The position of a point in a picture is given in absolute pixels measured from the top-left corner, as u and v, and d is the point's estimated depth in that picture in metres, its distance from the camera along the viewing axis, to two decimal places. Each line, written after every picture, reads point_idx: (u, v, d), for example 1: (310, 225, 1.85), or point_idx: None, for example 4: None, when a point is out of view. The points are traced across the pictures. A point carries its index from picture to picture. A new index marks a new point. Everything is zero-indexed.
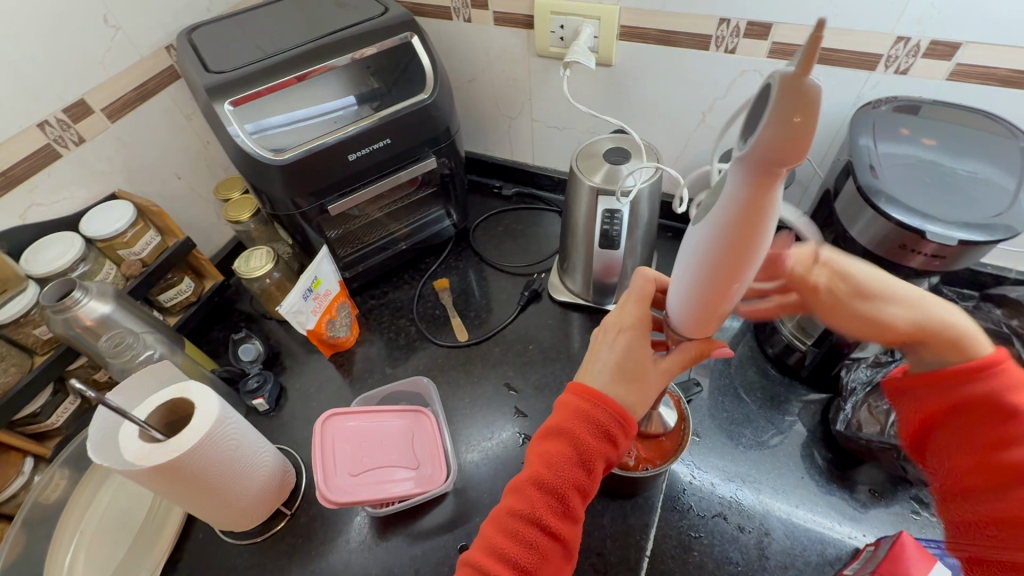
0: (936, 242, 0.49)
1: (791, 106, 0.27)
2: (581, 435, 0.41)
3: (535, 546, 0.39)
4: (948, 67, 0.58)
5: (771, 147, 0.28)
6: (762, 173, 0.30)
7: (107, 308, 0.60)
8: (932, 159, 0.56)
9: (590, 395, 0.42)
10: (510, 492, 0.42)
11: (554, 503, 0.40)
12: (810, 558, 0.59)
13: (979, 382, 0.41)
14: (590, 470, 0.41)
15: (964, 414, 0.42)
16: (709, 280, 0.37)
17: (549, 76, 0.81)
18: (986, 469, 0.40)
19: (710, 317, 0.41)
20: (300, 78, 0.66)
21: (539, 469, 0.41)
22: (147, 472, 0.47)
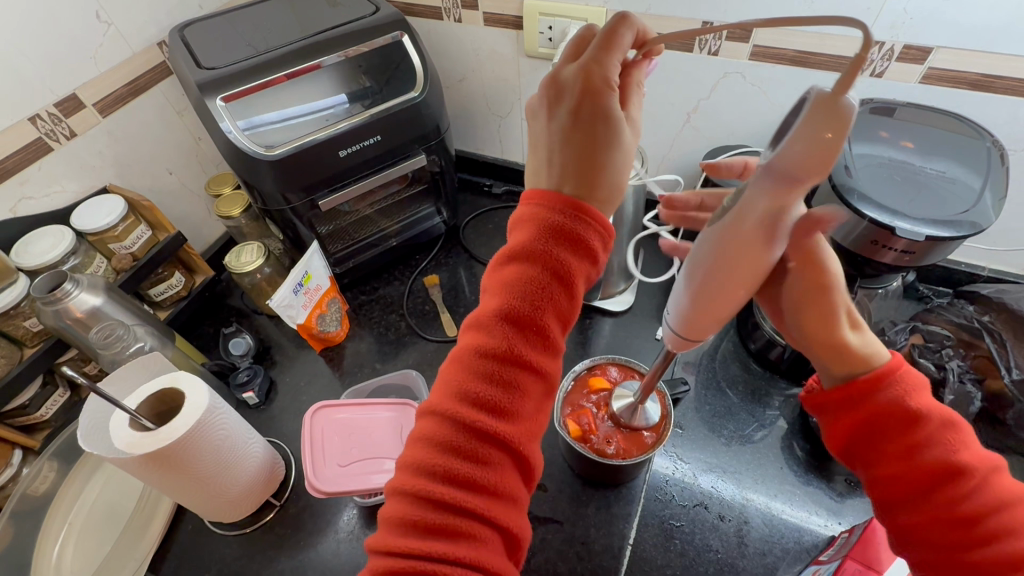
0: (905, 237, 0.51)
1: (829, 119, 0.29)
2: (543, 245, 0.37)
3: (506, 381, 0.35)
4: (920, 70, 0.60)
5: (805, 159, 0.30)
6: (790, 179, 0.32)
7: (98, 300, 0.61)
8: (903, 160, 0.58)
9: (550, 203, 0.38)
10: (471, 332, 0.38)
11: (526, 332, 0.36)
12: (787, 545, 0.61)
13: (887, 386, 0.38)
14: (563, 291, 0.37)
15: (873, 421, 0.39)
16: (718, 290, 0.37)
17: (539, 76, 0.82)
18: (913, 475, 0.37)
19: (710, 326, 0.40)
20: (290, 75, 0.67)
21: (505, 297, 0.37)
22: (138, 460, 0.48)
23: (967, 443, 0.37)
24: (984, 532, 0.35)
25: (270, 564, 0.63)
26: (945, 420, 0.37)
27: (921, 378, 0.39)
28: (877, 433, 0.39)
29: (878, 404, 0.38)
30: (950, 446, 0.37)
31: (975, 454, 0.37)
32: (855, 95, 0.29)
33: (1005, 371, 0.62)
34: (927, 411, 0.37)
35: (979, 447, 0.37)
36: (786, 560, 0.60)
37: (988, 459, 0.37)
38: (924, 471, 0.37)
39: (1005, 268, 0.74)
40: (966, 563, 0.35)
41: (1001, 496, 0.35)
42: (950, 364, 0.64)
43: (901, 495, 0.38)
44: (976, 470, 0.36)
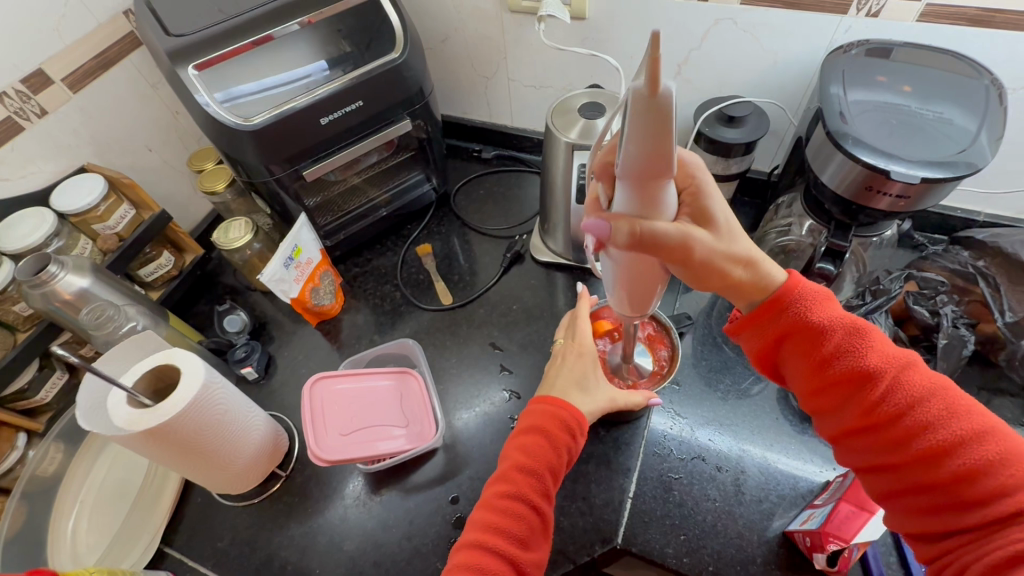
0: (901, 181, 0.51)
1: (650, 118, 0.31)
2: (552, 430, 0.53)
3: (520, 515, 0.48)
4: (918, 7, 0.58)
5: (644, 154, 0.33)
6: (642, 178, 0.35)
7: (85, 282, 0.60)
8: (900, 102, 0.56)
9: (553, 400, 0.56)
10: (495, 482, 0.51)
11: (535, 483, 0.50)
12: (783, 492, 0.62)
13: (792, 310, 0.44)
14: (559, 453, 0.52)
15: (791, 343, 0.45)
16: (638, 275, 0.43)
17: (524, 32, 0.79)
18: (829, 383, 0.43)
19: (648, 300, 0.47)
20: (256, 43, 0.64)
21: (520, 458, 0.51)
22: (138, 436, 0.48)
23: (874, 346, 0.42)
24: (900, 422, 0.40)
25: (281, 531, 0.64)
26: (849, 330, 0.43)
27: (823, 294, 0.44)
28: (796, 352, 0.45)
29: (785, 329, 0.45)
30: (858, 352, 0.42)
31: (883, 355, 0.42)
32: (669, 85, 0.30)
33: (999, 315, 0.62)
34: (832, 327, 0.43)
35: (886, 348, 0.42)
36: (782, 506, 0.61)
37: (897, 357, 0.42)
38: (839, 378, 0.43)
39: (1000, 213, 0.73)
40: (890, 451, 0.40)
41: (910, 390, 0.40)
42: (944, 310, 0.64)
43: (826, 402, 0.44)
44: (884, 371, 0.41)
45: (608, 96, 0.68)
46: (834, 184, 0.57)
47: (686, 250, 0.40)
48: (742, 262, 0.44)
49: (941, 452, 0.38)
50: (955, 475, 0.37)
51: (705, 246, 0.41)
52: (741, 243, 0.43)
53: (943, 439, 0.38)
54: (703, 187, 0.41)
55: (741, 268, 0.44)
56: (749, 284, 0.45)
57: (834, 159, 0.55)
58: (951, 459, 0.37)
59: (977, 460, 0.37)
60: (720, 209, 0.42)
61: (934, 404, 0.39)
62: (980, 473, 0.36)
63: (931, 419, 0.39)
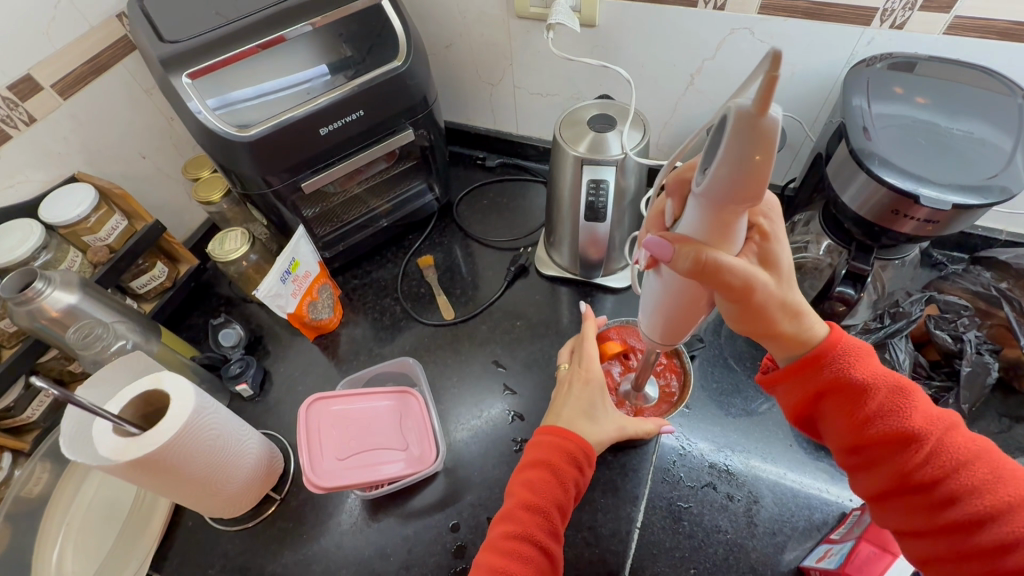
0: (929, 206, 0.48)
1: (744, 144, 0.29)
2: (559, 464, 0.51)
3: (527, 557, 0.46)
4: (946, 20, 0.55)
5: (733, 184, 0.31)
6: (722, 206, 0.33)
7: (73, 298, 0.58)
8: (927, 119, 0.53)
9: (558, 431, 0.53)
10: (499, 521, 0.49)
11: (542, 521, 0.48)
12: (797, 523, 0.59)
13: (832, 366, 0.41)
14: (566, 488, 0.50)
15: (827, 399, 0.42)
16: (681, 301, 0.41)
17: (531, 38, 0.77)
18: (866, 442, 0.40)
19: (678, 327, 0.45)
20: (263, 46, 0.61)
21: (525, 494, 0.49)
22: (124, 467, 0.46)
23: (916, 407, 0.39)
24: (940, 487, 0.37)
25: (274, 558, 0.61)
26: (891, 389, 0.40)
27: (866, 349, 0.42)
28: (832, 409, 0.42)
29: (822, 384, 0.42)
30: (898, 412, 0.39)
31: (926, 415, 0.39)
32: (776, 112, 0.28)
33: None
34: (872, 384, 0.40)
35: (930, 408, 0.39)
36: (796, 539, 0.59)
37: (941, 417, 0.39)
38: (877, 438, 0.39)
39: None
40: (929, 518, 0.37)
41: (954, 454, 0.37)
42: (966, 336, 0.61)
43: (863, 462, 0.41)
44: (927, 433, 0.38)
45: (619, 108, 0.65)
46: (856, 205, 0.54)
47: (743, 289, 0.38)
48: (791, 313, 0.41)
49: (986, 522, 0.35)
50: (998, 548, 0.34)
51: (763, 291, 0.39)
52: (796, 293, 0.40)
53: (987, 508, 0.35)
54: (774, 232, 0.39)
55: (789, 318, 0.41)
56: (793, 337, 0.42)
57: (857, 179, 0.53)
58: (994, 530, 0.34)
59: None
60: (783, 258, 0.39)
61: (979, 470, 0.36)
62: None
63: (974, 485, 0.36)
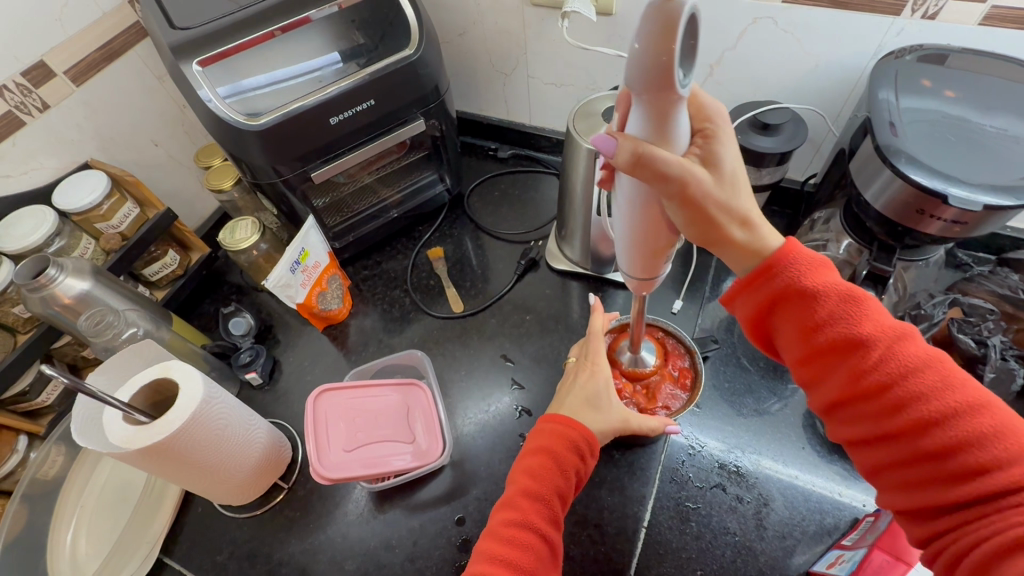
0: (957, 207, 0.46)
1: (656, 31, 0.29)
2: (560, 451, 0.50)
3: (526, 545, 0.45)
4: (981, 10, 0.53)
5: (653, 68, 0.30)
6: (649, 95, 0.32)
7: (85, 285, 0.58)
8: (958, 114, 0.51)
9: (561, 419, 0.52)
10: (500, 509, 0.48)
11: (542, 508, 0.47)
12: (807, 527, 0.58)
13: (782, 276, 0.39)
14: (567, 477, 0.49)
15: (781, 307, 0.40)
16: (641, 217, 0.40)
17: (547, 27, 0.75)
18: (817, 353, 0.39)
19: (651, 255, 0.43)
20: (281, 31, 0.61)
21: (526, 482, 0.49)
22: (134, 454, 0.47)
23: (869, 315, 0.37)
24: (888, 394, 0.36)
25: (282, 546, 0.62)
26: (843, 297, 0.38)
27: (817, 258, 0.39)
28: (785, 318, 0.40)
29: (773, 295, 0.40)
30: (850, 320, 0.38)
31: (879, 323, 0.37)
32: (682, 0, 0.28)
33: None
34: (824, 292, 0.38)
35: (883, 316, 0.37)
36: (806, 543, 0.58)
37: (894, 326, 0.37)
38: (827, 348, 0.38)
39: None
40: (874, 425, 0.36)
41: (903, 362, 0.36)
42: (991, 341, 0.59)
43: (814, 373, 0.39)
44: (878, 340, 0.36)
45: None
46: (880, 204, 0.52)
47: (684, 189, 0.36)
48: (739, 220, 0.39)
49: (931, 426, 0.34)
50: (944, 450, 0.33)
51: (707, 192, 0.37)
52: (746, 197, 0.39)
53: (934, 412, 0.34)
54: (719, 132, 0.38)
55: (737, 226, 0.39)
56: (744, 246, 0.40)
57: (881, 177, 0.51)
58: (940, 433, 0.34)
59: (973, 436, 0.33)
60: (730, 161, 0.38)
61: (928, 377, 0.35)
62: (970, 448, 0.33)
63: (922, 391, 0.35)
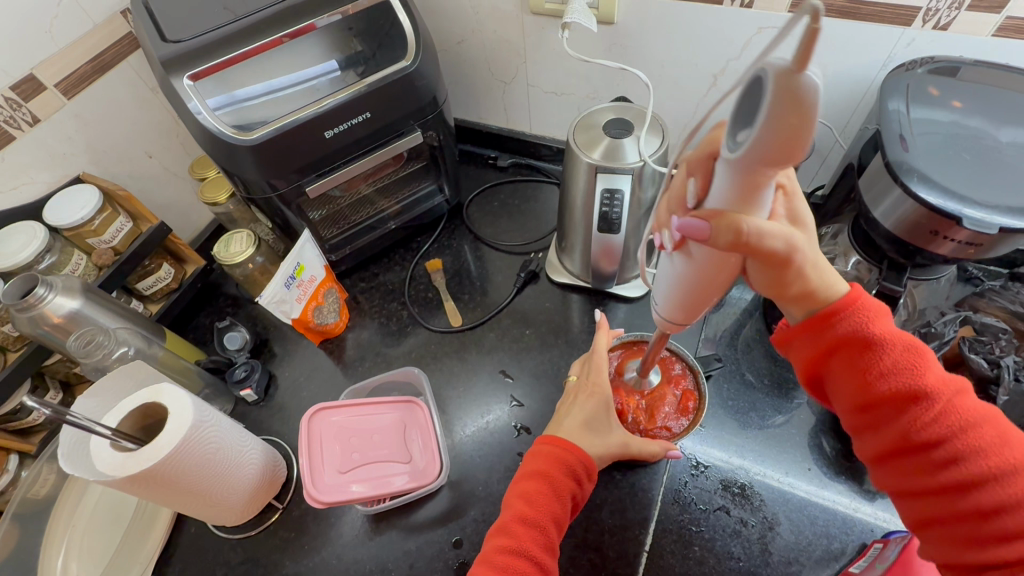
0: (972, 229, 0.44)
1: (785, 109, 0.23)
2: (556, 475, 0.49)
3: (522, 573, 0.44)
4: (995, 20, 0.51)
5: (774, 150, 0.26)
6: (758, 171, 0.28)
7: (75, 304, 0.57)
8: (972, 128, 0.49)
9: (558, 441, 0.51)
10: (495, 534, 0.47)
11: (538, 536, 0.46)
12: (814, 553, 0.57)
13: (845, 323, 0.39)
14: (563, 502, 0.48)
15: (838, 355, 0.40)
16: (711, 278, 0.37)
17: (547, 36, 0.73)
18: (874, 401, 0.39)
19: (702, 306, 0.40)
20: (289, 36, 0.60)
21: (522, 507, 0.47)
22: (122, 482, 0.45)
23: (930, 368, 0.38)
24: (942, 448, 0.36)
25: (276, 568, 0.61)
26: (906, 348, 0.38)
27: (881, 308, 0.39)
28: (842, 364, 0.40)
29: (835, 340, 0.39)
30: (910, 372, 0.37)
31: (939, 376, 0.37)
32: (817, 70, 0.23)
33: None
34: (887, 341, 0.38)
35: (941, 370, 0.38)
36: (813, 569, 0.56)
37: (953, 380, 0.37)
38: (885, 397, 0.38)
39: None
40: (926, 477, 0.37)
41: (962, 418, 0.36)
42: (1005, 361, 0.57)
43: (867, 420, 0.39)
44: (939, 393, 0.37)
45: (636, 111, 0.62)
46: (890, 222, 0.51)
47: (777, 250, 0.34)
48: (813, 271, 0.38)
49: (984, 484, 0.34)
50: (995, 510, 0.34)
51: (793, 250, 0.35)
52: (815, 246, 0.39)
53: (986, 470, 0.34)
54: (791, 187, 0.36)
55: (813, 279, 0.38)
56: (817, 296, 0.39)
57: (891, 194, 0.49)
58: (990, 490, 0.34)
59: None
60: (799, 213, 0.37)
61: (985, 434, 0.35)
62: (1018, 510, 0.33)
63: (977, 448, 0.35)
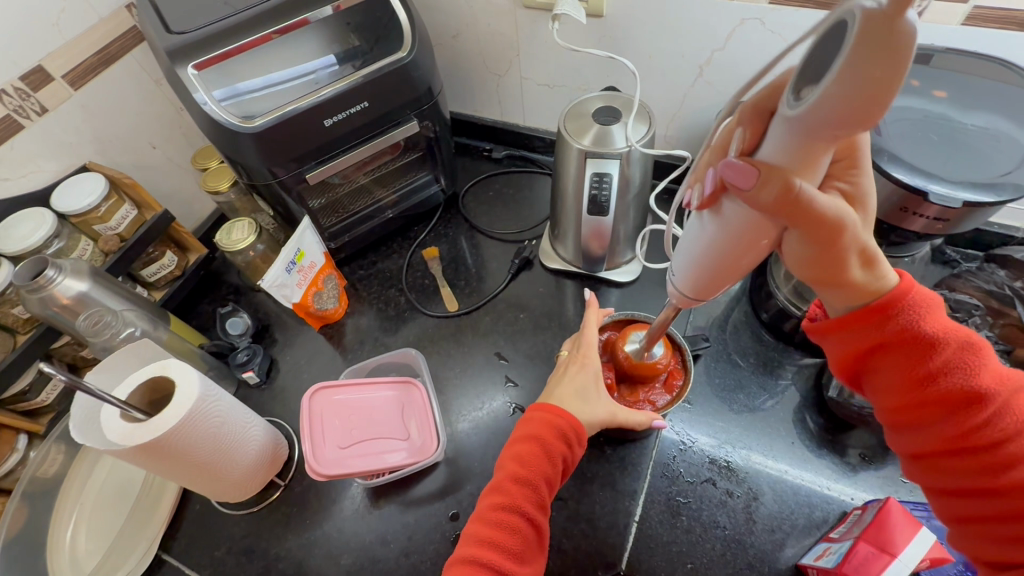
0: (939, 204, 0.47)
1: (868, 55, 0.23)
2: (548, 438, 0.51)
3: (514, 529, 0.46)
4: (964, 11, 0.54)
5: (845, 106, 0.25)
6: (821, 130, 0.27)
7: (84, 286, 0.59)
8: (939, 113, 0.52)
9: (550, 408, 0.53)
10: (489, 494, 0.49)
11: (530, 493, 0.48)
12: (796, 521, 0.59)
13: (900, 319, 0.37)
14: (555, 463, 0.50)
15: (888, 352, 0.38)
16: (742, 242, 0.36)
17: (538, 29, 0.76)
18: (928, 398, 0.37)
19: (729, 274, 0.40)
20: (278, 32, 0.62)
21: (514, 466, 0.49)
22: (132, 450, 0.47)
23: (987, 366, 0.37)
24: (1000, 449, 0.35)
25: (278, 542, 0.63)
26: (963, 346, 0.37)
27: (937, 303, 0.38)
28: (893, 361, 0.39)
29: (890, 336, 0.38)
30: (967, 370, 0.37)
31: (995, 375, 0.36)
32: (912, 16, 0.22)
33: None
34: (941, 339, 0.37)
35: (998, 368, 0.37)
36: (795, 537, 0.58)
37: (1008, 378, 0.37)
38: (940, 396, 0.37)
39: None
40: (980, 477, 0.36)
41: (1019, 417, 0.35)
42: None
43: (918, 417, 0.38)
44: (995, 393, 0.36)
45: (624, 99, 0.64)
46: None
47: (821, 226, 0.33)
48: (864, 261, 0.36)
49: None
50: None
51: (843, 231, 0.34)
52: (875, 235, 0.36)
53: None
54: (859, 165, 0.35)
55: (861, 268, 0.36)
56: (863, 288, 0.37)
57: None
58: None
59: None
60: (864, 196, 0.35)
61: None
62: None
63: None
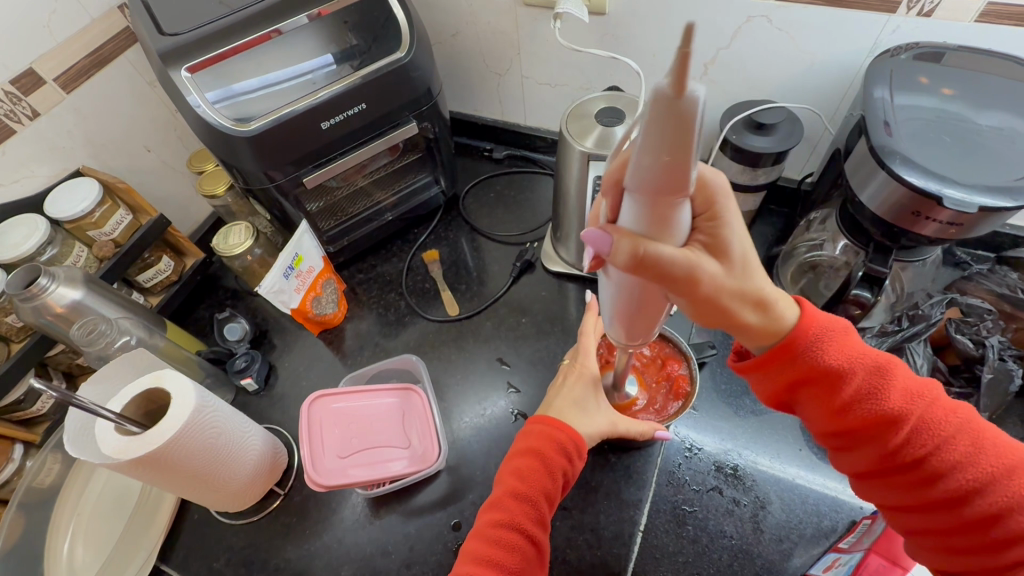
0: (954, 208, 0.45)
1: (670, 127, 0.25)
2: (548, 452, 0.50)
3: (513, 546, 0.46)
4: (978, 7, 0.52)
5: (659, 174, 0.28)
6: (656, 195, 0.29)
7: (78, 294, 0.58)
8: (954, 112, 0.51)
9: (550, 421, 0.52)
10: (487, 509, 0.49)
11: (529, 510, 0.47)
12: (804, 531, 0.58)
13: (806, 355, 0.39)
14: (554, 478, 0.49)
15: (806, 388, 0.41)
16: (636, 299, 0.37)
17: (539, 27, 0.74)
18: (848, 427, 0.40)
19: (641, 325, 0.41)
20: (278, 31, 0.61)
21: (512, 482, 0.49)
22: (126, 465, 0.46)
23: (897, 385, 0.39)
24: (924, 465, 0.37)
25: (278, 553, 0.62)
26: (870, 372, 0.39)
27: (837, 332, 0.40)
28: (811, 396, 0.41)
29: (800, 374, 0.40)
30: (878, 395, 0.38)
31: (906, 393, 0.38)
32: (697, 89, 0.24)
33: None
34: (851, 368, 0.39)
35: (909, 384, 0.39)
36: (803, 546, 0.57)
37: (922, 392, 0.38)
38: (859, 423, 0.39)
39: None
40: (914, 493, 0.38)
41: (934, 432, 0.37)
42: (990, 341, 0.59)
43: (847, 444, 0.41)
44: (908, 413, 0.38)
45: (627, 100, 0.63)
46: (875, 204, 0.52)
47: (693, 283, 0.34)
48: (754, 302, 0.38)
49: (969, 495, 0.36)
50: (984, 518, 0.35)
51: (717, 282, 0.36)
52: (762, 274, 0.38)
53: (969, 482, 0.36)
54: (725, 212, 0.35)
55: (754, 310, 0.38)
56: (760, 327, 0.39)
57: (876, 177, 0.50)
58: (976, 499, 0.36)
59: (1010, 502, 0.35)
60: (740, 242, 0.36)
61: (958, 446, 0.37)
62: (1009, 515, 0.35)
63: (956, 461, 0.36)
